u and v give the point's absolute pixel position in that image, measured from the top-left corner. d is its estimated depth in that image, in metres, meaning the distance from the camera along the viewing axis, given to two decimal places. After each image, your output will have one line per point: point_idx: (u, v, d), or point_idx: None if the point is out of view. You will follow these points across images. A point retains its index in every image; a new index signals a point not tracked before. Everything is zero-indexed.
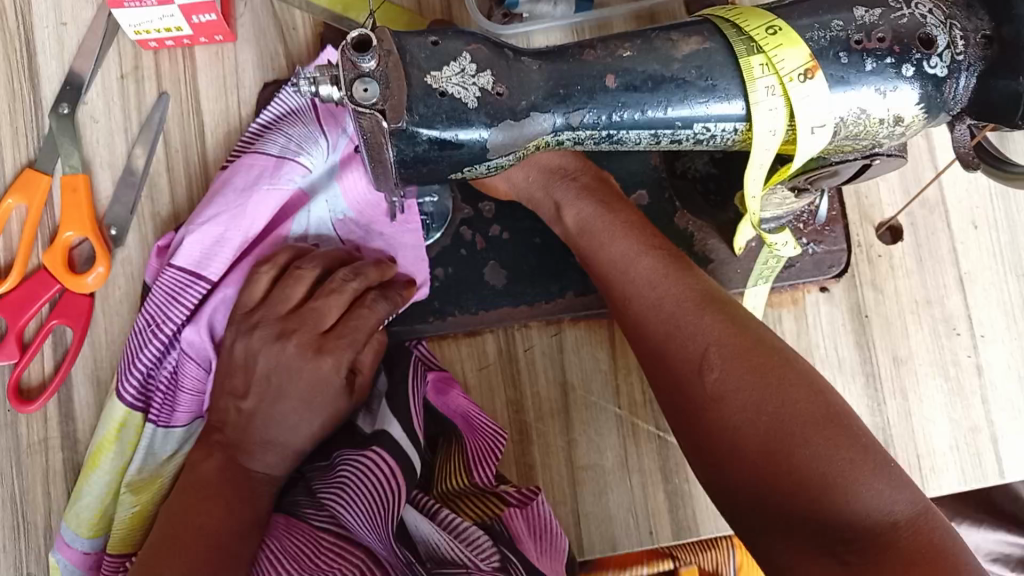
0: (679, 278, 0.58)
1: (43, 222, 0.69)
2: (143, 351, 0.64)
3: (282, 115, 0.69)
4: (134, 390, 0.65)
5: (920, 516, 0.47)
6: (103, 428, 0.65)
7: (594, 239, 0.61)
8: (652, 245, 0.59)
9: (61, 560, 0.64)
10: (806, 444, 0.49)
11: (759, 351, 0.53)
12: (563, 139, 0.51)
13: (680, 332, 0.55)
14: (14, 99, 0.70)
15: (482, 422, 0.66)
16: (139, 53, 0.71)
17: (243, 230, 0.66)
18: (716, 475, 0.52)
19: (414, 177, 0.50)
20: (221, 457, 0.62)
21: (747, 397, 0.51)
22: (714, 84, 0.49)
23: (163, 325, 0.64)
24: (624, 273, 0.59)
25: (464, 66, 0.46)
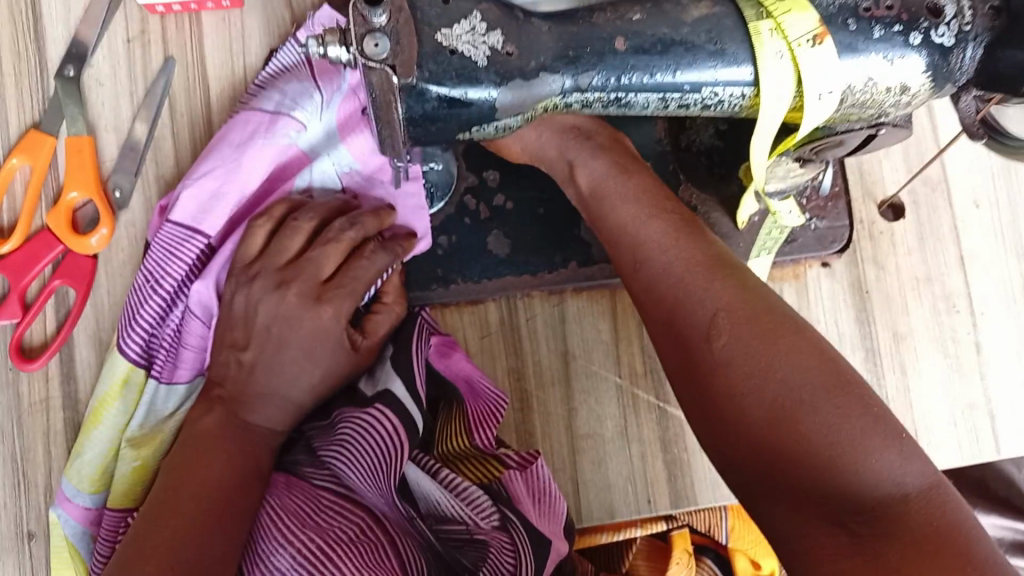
0: (687, 241, 0.56)
1: (48, 183, 0.69)
2: (143, 308, 0.65)
3: (279, 73, 0.69)
4: (136, 345, 0.65)
5: (931, 490, 0.45)
6: (104, 384, 0.65)
7: (606, 202, 0.61)
8: (661, 210, 0.58)
9: (62, 515, 0.65)
10: (818, 410, 0.47)
11: (774, 314, 0.51)
12: (572, 102, 0.50)
13: (689, 294, 0.53)
14: (19, 61, 0.70)
15: (484, 386, 0.66)
16: (146, 17, 0.70)
17: (238, 186, 0.66)
18: (722, 443, 0.50)
19: (422, 137, 0.50)
20: (222, 413, 0.62)
21: (756, 361, 0.49)
22: (723, 48, 0.49)
23: (162, 280, 0.65)
24: (633, 236, 0.58)
25: (475, 25, 0.47)
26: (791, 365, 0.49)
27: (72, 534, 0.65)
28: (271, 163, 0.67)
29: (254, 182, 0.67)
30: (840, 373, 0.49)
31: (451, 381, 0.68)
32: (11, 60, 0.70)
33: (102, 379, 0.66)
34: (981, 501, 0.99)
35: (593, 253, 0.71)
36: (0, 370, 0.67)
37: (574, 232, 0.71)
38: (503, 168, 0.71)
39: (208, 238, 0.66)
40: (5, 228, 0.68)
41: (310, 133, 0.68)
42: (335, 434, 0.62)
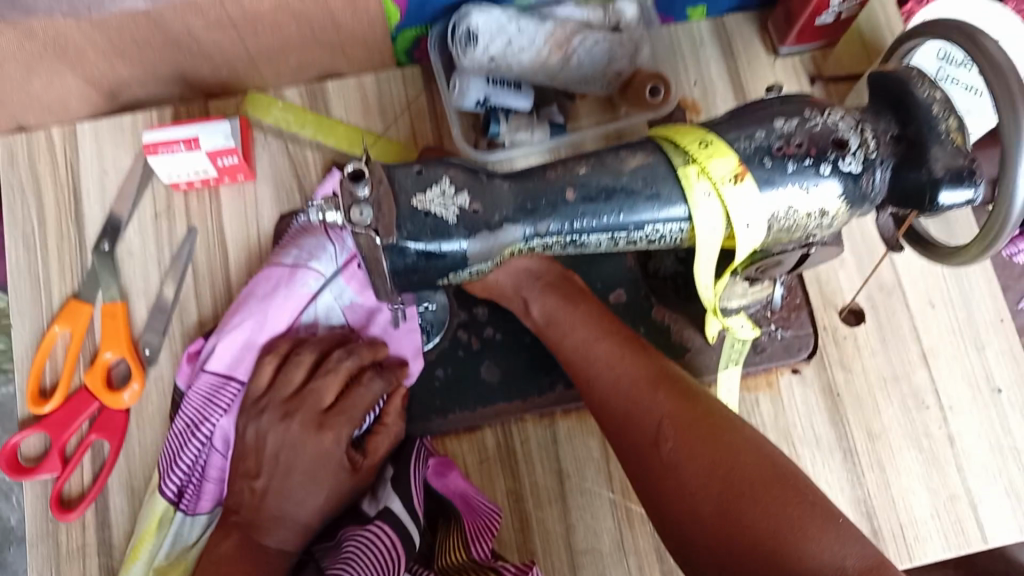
0: (638, 362, 0.68)
1: (85, 346, 0.78)
2: (182, 452, 0.72)
3: (295, 232, 0.77)
4: (175, 485, 0.72)
5: (872, 568, 0.53)
6: (143, 522, 0.71)
7: (560, 328, 0.72)
8: (610, 333, 0.70)
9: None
10: (755, 502, 0.57)
11: (709, 421, 0.62)
12: (534, 245, 0.58)
13: (638, 409, 0.65)
14: (63, 240, 0.80)
15: (480, 501, 0.71)
16: (171, 195, 0.81)
17: (268, 334, 0.74)
18: (681, 538, 0.60)
19: (408, 284, 0.58)
20: (238, 538, 0.68)
21: (699, 464, 0.60)
22: (658, 192, 0.57)
23: (201, 425, 0.72)
24: (588, 359, 0.70)
25: (444, 189, 0.55)
26: (729, 466, 0.59)
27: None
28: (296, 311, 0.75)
29: (280, 329, 0.75)
30: (775, 467, 0.59)
31: (449, 498, 0.73)
32: (55, 240, 0.80)
33: (142, 516, 0.71)
34: None
35: None
36: (41, 521, 0.73)
37: None
38: (491, 304, 0.78)
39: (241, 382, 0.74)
40: (48, 388, 0.76)
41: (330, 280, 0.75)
42: (341, 553, 0.67)
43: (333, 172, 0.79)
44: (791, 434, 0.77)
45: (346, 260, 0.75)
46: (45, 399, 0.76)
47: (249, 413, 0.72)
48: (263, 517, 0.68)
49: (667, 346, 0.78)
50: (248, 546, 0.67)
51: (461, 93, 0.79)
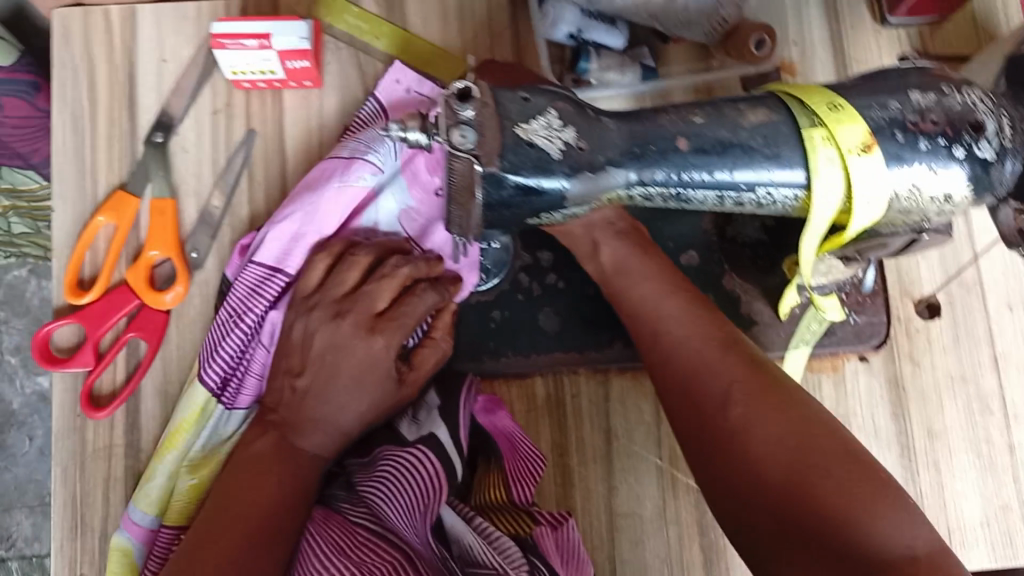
0: (704, 321, 0.64)
1: (129, 241, 0.74)
2: (226, 342, 0.68)
3: (356, 126, 0.74)
4: (216, 375, 0.68)
5: (938, 556, 0.49)
6: (183, 410, 0.68)
7: (628, 277, 0.68)
8: (675, 288, 0.67)
9: (128, 538, 0.67)
10: (826, 477, 0.52)
11: (784, 395, 0.58)
12: (635, 195, 0.54)
13: (706, 369, 0.60)
14: (113, 127, 0.75)
15: (526, 446, 0.68)
16: (231, 93, 0.76)
17: (318, 227, 0.70)
18: (738, 508, 0.55)
19: (496, 220, 0.54)
20: (273, 439, 0.66)
21: (769, 427, 0.55)
22: (778, 152, 0.53)
23: (245, 315, 0.68)
24: (652, 309, 0.66)
25: (551, 121, 0.51)
26: (801, 433, 0.55)
27: (139, 557, 0.67)
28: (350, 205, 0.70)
29: (333, 222, 0.70)
30: (845, 442, 0.55)
31: (492, 436, 0.69)
32: (105, 126, 0.75)
33: (181, 406, 0.68)
34: None
35: None
36: (68, 416, 0.71)
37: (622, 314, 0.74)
38: (557, 251, 0.75)
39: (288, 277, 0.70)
40: (88, 281, 0.73)
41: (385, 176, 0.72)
42: (376, 471, 0.64)
43: (398, 64, 0.74)
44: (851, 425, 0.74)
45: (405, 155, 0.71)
46: (83, 291, 0.72)
47: (300, 309, 0.68)
48: (300, 421, 0.65)
49: (735, 316, 0.74)
50: (279, 447, 0.65)
51: (552, 24, 0.74)
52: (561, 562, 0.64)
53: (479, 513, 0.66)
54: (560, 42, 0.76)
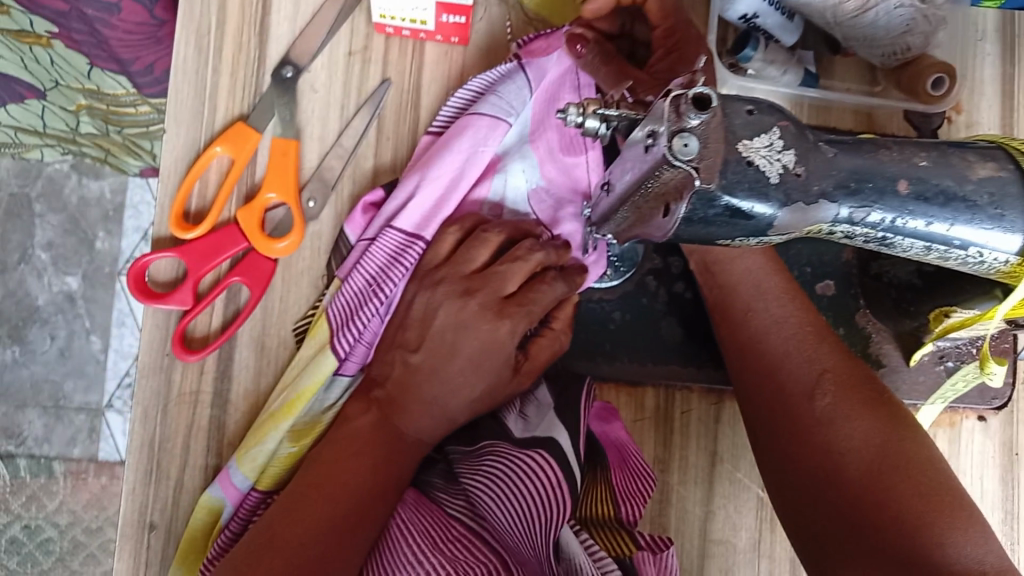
0: (803, 306, 0.63)
1: (243, 177, 0.69)
2: (364, 310, 0.64)
3: (495, 81, 0.68)
4: (348, 344, 0.64)
5: (1008, 575, 0.50)
6: (306, 378, 0.63)
7: (730, 249, 0.64)
8: (779, 268, 0.64)
9: (221, 497, 0.63)
10: (905, 480, 0.53)
11: (869, 391, 0.58)
12: (837, 231, 0.50)
13: (795, 355, 0.60)
14: (240, 51, 0.70)
15: (636, 461, 0.66)
16: (371, 36, 0.70)
17: (463, 196, 0.66)
18: (805, 495, 0.56)
19: (687, 236, 0.49)
20: (376, 416, 0.61)
21: (855, 425, 0.56)
22: (1002, 213, 0.49)
23: (385, 284, 0.65)
24: (755, 286, 0.63)
25: (773, 141, 0.46)
26: (885, 435, 0.55)
27: (225, 516, 0.64)
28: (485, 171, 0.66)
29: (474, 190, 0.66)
30: (928, 450, 0.55)
31: (601, 447, 0.67)
32: (232, 49, 0.70)
33: (305, 373, 0.64)
34: None
35: None
36: (156, 353, 0.67)
37: None
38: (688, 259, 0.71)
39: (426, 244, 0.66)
40: (194, 215, 0.68)
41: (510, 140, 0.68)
42: (484, 467, 0.61)
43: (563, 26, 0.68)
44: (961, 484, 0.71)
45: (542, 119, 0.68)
46: (189, 224, 0.68)
47: (425, 282, 0.64)
48: (408, 403, 0.61)
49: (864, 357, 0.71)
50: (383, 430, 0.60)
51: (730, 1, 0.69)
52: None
53: (583, 526, 0.63)
54: (731, 21, 0.71)
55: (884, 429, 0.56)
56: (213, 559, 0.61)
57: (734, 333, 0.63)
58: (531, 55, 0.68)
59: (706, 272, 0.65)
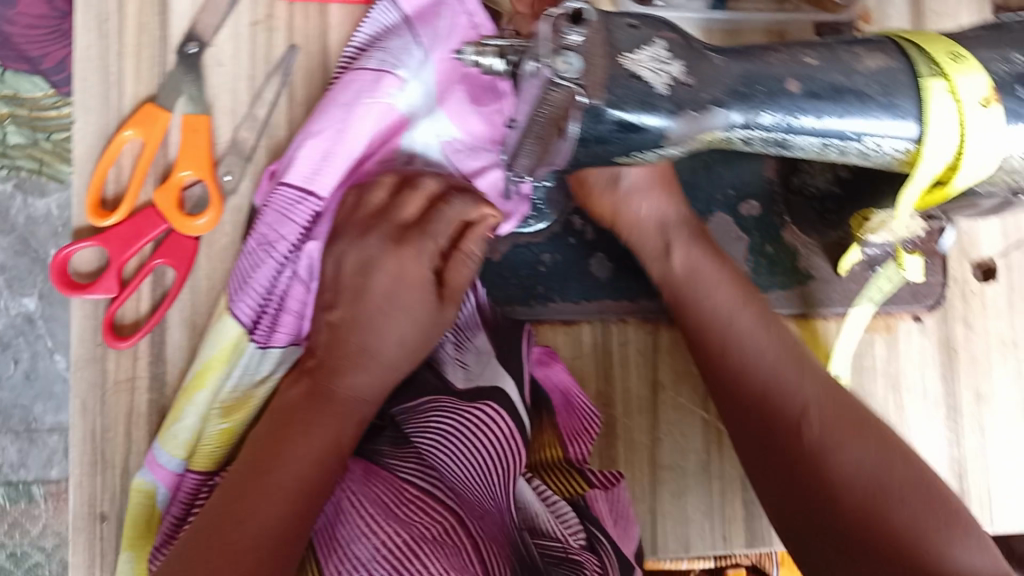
0: (779, 335, 0.61)
1: (156, 160, 0.68)
2: (258, 271, 0.63)
3: (378, 33, 0.67)
4: (250, 308, 0.63)
5: None
6: (211, 347, 0.63)
7: (699, 284, 0.64)
8: (749, 301, 0.63)
9: (152, 480, 0.63)
10: (902, 501, 0.52)
11: (856, 409, 0.56)
12: (735, 137, 0.50)
13: (780, 390, 0.58)
14: (141, 32, 0.68)
15: (580, 402, 0.68)
16: (273, 3, 0.69)
17: (349, 146, 0.64)
18: (802, 524, 0.54)
19: (585, 158, 0.49)
20: (307, 386, 0.59)
21: (847, 447, 0.54)
22: (894, 101, 0.49)
23: (277, 242, 0.63)
24: (727, 322, 0.62)
25: (658, 52, 0.47)
26: (877, 457, 0.53)
27: (161, 499, 0.63)
28: (377, 124, 0.65)
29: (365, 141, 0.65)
30: (918, 469, 0.54)
31: (544, 390, 0.68)
32: (133, 31, 0.68)
33: (213, 342, 0.63)
34: None
35: None
36: (88, 345, 0.66)
37: None
38: None
39: (321, 200, 0.64)
40: (109, 201, 0.68)
41: (410, 94, 0.66)
42: (429, 423, 0.62)
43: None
44: (900, 385, 0.73)
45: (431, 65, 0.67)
46: (107, 212, 0.67)
47: (354, 233, 0.62)
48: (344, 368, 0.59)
49: (790, 272, 0.72)
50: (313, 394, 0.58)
51: None
52: (613, 522, 0.65)
53: (533, 472, 0.67)
54: None
55: (874, 449, 0.54)
56: (159, 547, 0.61)
57: (710, 349, 0.62)
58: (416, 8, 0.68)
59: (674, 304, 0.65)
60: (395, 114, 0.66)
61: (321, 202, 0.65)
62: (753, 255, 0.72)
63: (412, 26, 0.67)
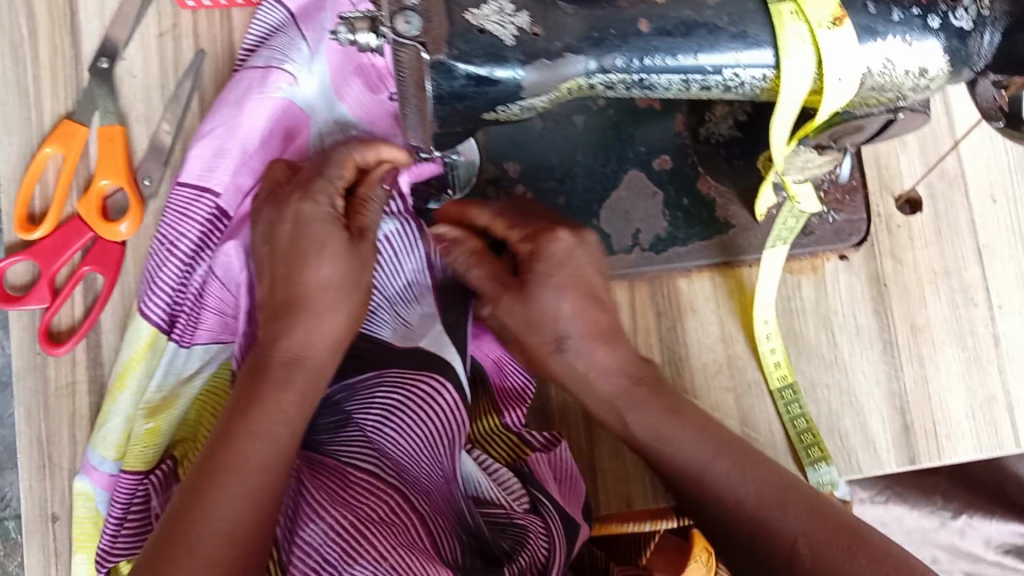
0: (755, 472, 0.59)
1: (79, 172, 0.71)
2: (162, 271, 0.65)
3: (265, 32, 0.69)
4: (160, 309, 0.65)
5: None
6: (127, 349, 0.65)
7: (662, 445, 0.62)
8: (715, 438, 0.61)
9: (89, 482, 0.65)
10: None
11: (838, 520, 0.56)
12: (596, 83, 0.52)
13: (771, 524, 0.57)
14: (55, 54, 0.71)
15: (513, 368, 0.69)
16: (178, 13, 0.72)
17: (241, 140, 0.66)
18: None
19: (451, 117, 0.51)
20: (249, 372, 0.57)
21: (851, 574, 0.53)
22: (745, 30, 0.50)
23: (178, 242, 0.65)
24: (699, 477, 0.60)
25: (503, 6, 0.48)
26: None
27: (102, 500, 0.65)
28: (268, 118, 0.67)
29: (256, 135, 0.66)
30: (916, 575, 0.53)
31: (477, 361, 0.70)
32: (46, 53, 0.71)
33: (127, 344, 0.65)
34: (999, 509, 1.10)
35: (612, 245, 0.72)
36: (28, 354, 0.68)
37: (592, 224, 0.72)
38: (526, 163, 0.72)
39: (217, 196, 0.66)
40: (37, 215, 0.70)
41: (303, 87, 0.68)
42: (373, 400, 0.62)
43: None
44: (832, 322, 0.73)
45: (319, 52, 0.68)
46: (35, 226, 0.69)
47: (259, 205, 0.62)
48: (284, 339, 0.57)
49: (710, 221, 0.72)
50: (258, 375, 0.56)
51: None
52: (557, 485, 0.65)
53: (475, 444, 0.68)
54: None
55: (873, 566, 0.53)
56: (105, 552, 0.62)
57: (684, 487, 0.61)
58: (303, 7, 0.70)
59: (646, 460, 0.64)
60: (288, 108, 0.67)
61: (218, 197, 0.66)
62: (671, 209, 0.72)
63: (297, 23, 0.69)
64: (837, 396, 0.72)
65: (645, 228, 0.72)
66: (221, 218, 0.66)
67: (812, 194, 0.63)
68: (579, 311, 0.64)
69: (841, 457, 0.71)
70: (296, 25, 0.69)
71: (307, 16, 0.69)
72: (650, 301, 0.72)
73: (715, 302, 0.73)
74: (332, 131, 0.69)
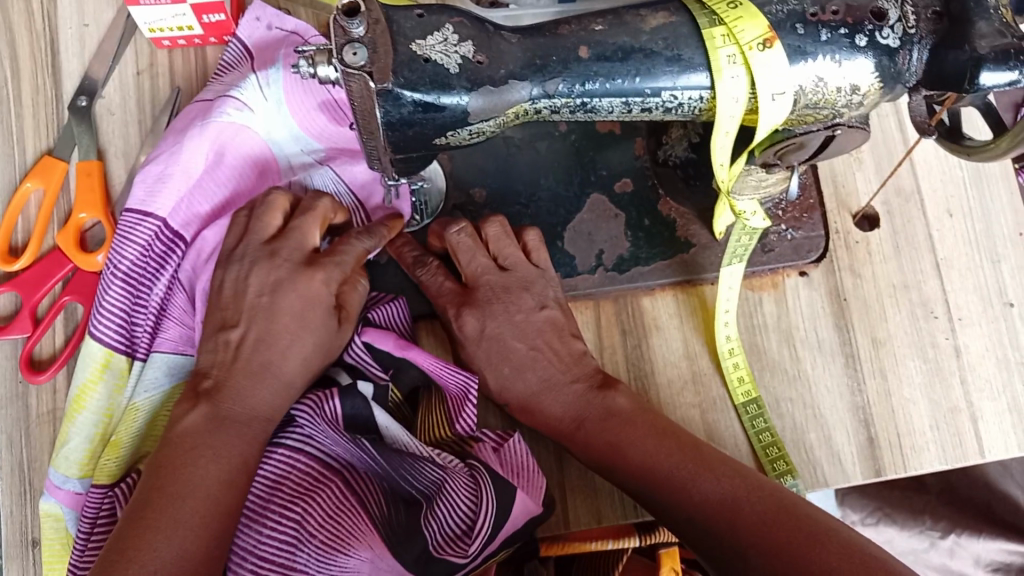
0: (657, 431, 0.64)
1: (59, 205, 0.73)
2: (107, 296, 0.67)
3: (224, 66, 0.73)
4: (111, 332, 0.67)
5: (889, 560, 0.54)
6: (84, 371, 0.67)
7: (607, 442, 0.65)
8: (620, 412, 0.66)
9: (56, 504, 0.66)
10: (815, 543, 0.54)
11: (764, 492, 0.59)
12: (541, 107, 0.54)
13: (671, 464, 0.62)
14: (38, 94, 0.75)
15: (442, 373, 0.66)
16: (154, 52, 0.75)
17: (180, 165, 0.68)
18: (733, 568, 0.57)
19: (402, 143, 0.54)
20: (206, 410, 0.58)
21: (748, 501, 0.59)
22: (680, 54, 0.53)
23: (118, 265, 0.67)
24: (605, 427, 0.66)
25: (447, 36, 0.51)
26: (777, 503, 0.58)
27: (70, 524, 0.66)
28: (221, 141, 0.69)
29: (199, 162, 0.69)
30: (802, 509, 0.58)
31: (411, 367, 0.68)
32: (30, 93, 0.75)
33: (82, 368, 0.67)
34: (987, 526, 1.08)
35: (577, 265, 0.74)
36: (10, 383, 0.70)
37: (557, 246, 0.74)
38: (492, 188, 0.75)
39: (161, 219, 0.68)
40: (19, 247, 0.73)
41: (256, 113, 0.70)
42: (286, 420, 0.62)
43: (275, 11, 0.73)
44: (796, 336, 0.75)
45: (268, 81, 0.70)
46: (15, 257, 0.72)
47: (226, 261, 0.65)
48: (237, 391, 0.59)
49: (670, 241, 0.74)
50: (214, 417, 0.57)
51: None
52: (508, 472, 0.64)
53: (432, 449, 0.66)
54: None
55: (763, 495, 0.59)
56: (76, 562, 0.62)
57: (597, 456, 0.65)
58: (258, 41, 0.73)
59: (601, 461, 0.65)
60: (244, 132, 0.70)
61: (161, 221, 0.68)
62: (633, 229, 0.74)
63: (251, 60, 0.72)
64: (801, 409, 0.73)
65: (608, 248, 0.74)
66: (173, 238, 0.68)
67: (757, 210, 0.68)
68: (512, 371, 0.69)
69: (807, 470, 0.72)
70: (252, 62, 0.72)
71: (263, 51, 0.72)
72: (615, 319, 0.74)
73: (678, 320, 0.74)
74: (298, 154, 0.72)
